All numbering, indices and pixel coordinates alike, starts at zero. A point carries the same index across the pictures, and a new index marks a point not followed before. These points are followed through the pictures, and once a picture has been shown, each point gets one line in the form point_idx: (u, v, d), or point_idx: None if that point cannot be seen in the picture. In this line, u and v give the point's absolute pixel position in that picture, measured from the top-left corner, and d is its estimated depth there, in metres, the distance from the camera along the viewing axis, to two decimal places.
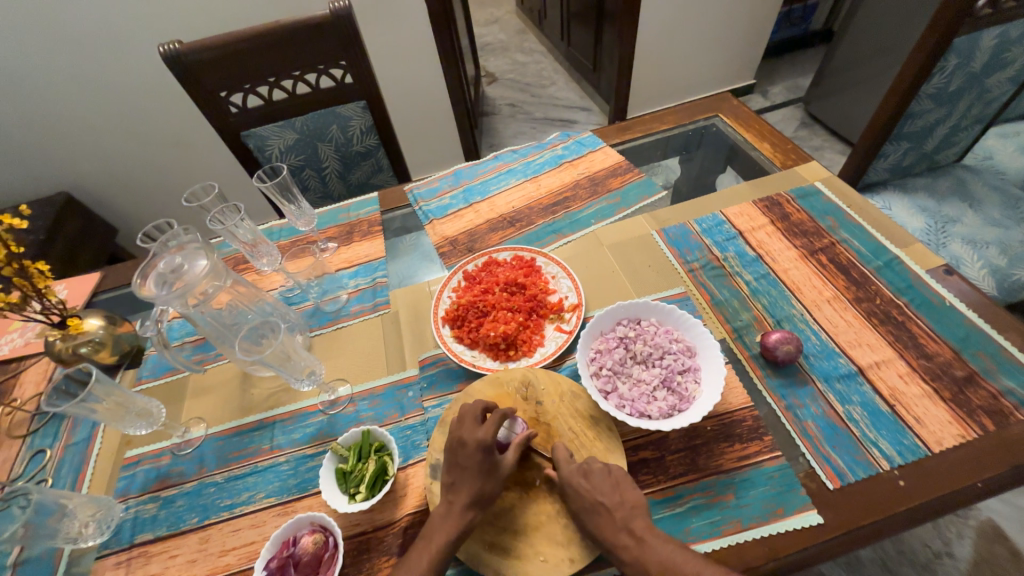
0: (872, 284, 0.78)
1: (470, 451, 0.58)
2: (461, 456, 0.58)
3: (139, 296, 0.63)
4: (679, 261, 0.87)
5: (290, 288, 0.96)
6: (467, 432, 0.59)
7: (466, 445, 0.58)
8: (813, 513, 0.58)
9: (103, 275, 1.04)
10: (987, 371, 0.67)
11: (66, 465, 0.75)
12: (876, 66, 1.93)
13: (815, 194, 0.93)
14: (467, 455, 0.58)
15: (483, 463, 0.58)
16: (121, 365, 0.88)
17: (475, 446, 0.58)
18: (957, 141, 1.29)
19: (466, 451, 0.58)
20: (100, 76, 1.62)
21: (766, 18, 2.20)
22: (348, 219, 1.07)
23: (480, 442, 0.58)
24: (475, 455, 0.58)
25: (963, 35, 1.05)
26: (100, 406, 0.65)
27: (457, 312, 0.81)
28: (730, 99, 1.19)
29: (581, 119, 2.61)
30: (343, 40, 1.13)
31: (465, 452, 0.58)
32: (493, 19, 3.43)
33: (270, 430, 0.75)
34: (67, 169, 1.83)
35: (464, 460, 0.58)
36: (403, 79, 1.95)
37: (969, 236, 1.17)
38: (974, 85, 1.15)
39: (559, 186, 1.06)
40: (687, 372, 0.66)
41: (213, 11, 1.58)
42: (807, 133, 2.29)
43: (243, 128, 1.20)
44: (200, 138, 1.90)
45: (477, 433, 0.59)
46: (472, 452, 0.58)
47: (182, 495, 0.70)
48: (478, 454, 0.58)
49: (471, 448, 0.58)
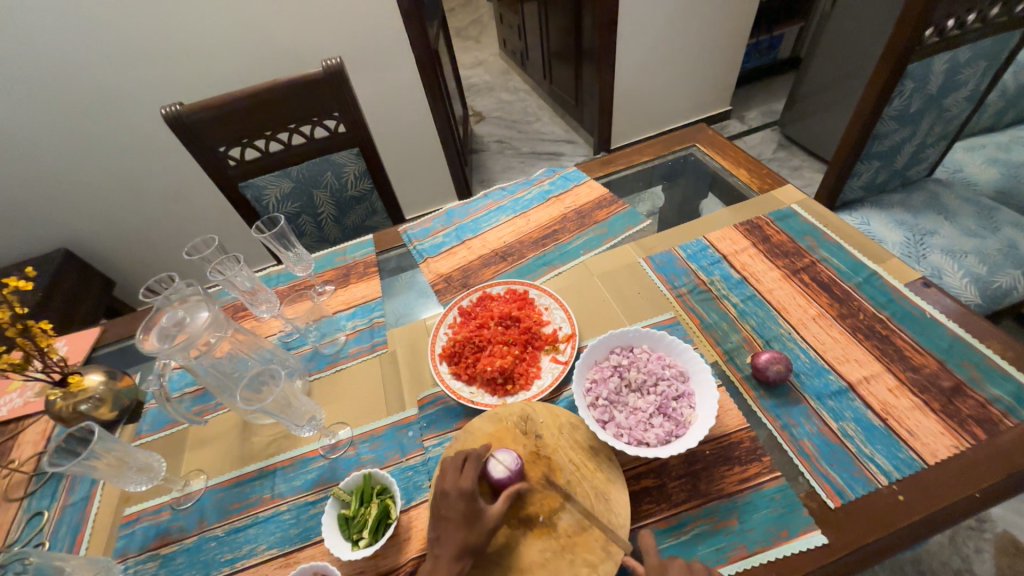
0: (854, 300, 0.81)
1: (453, 500, 0.58)
2: (444, 506, 0.58)
3: (143, 350, 0.65)
4: (667, 287, 0.90)
5: (288, 333, 0.97)
6: (449, 482, 0.60)
7: (449, 495, 0.58)
8: (817, 534, 0.58)
9: (103, 329, 1.05)
10: (973, 380, 0.68)
11: (63, 525, 0.75)
12: (842, 89, 2.04)
13: (793, 215, 0.97)
14: (450, 505, 0.58)
15: (467, 511, 0.57)
16: (120, 421, 0.88)
17: (456, 495, 0.58)
18: (925, 157, 1.35)
19: (448, 501, 0.58)
20: (102, 135, 1.69)
21: (734, 51, 2.33)
22: (345, 262, 1.10)
23: (462, 491, 0.58)
24: (457, 505, 0.58)
25: (916, 61, 1.12)
26: (99, 463, 0.65)
27: (454, 348, 0.83)
28: (705, 129, 1.25)
29: (567, 151, 2.71)
30: (336, 93, 1.19)
31: (448, 503, 0.58)
32: (478, 62, 3.60)
33: (271, 478, 0.75)
34: (67, 225, 1.87)
35: (448, 510, 0.58)
36: (394, 123, 2.03)
37: (948, 247, 1.20)
38: (933, 106, 1.22)
39: (547, 220, 1.09)
40: (682, 398, 0.67)
41: (211, 71, 1.67)
42: (785, 154, 2.38)
43: (241, 179, 1.24)
44: (198, 189, 1.95)
45: (457, 481, 0.59)
46: (455, 502, 0.58)
47: (182, 551, 0.69)
48: (461, 503, 0.57)
49: (453, 497, 0.58)
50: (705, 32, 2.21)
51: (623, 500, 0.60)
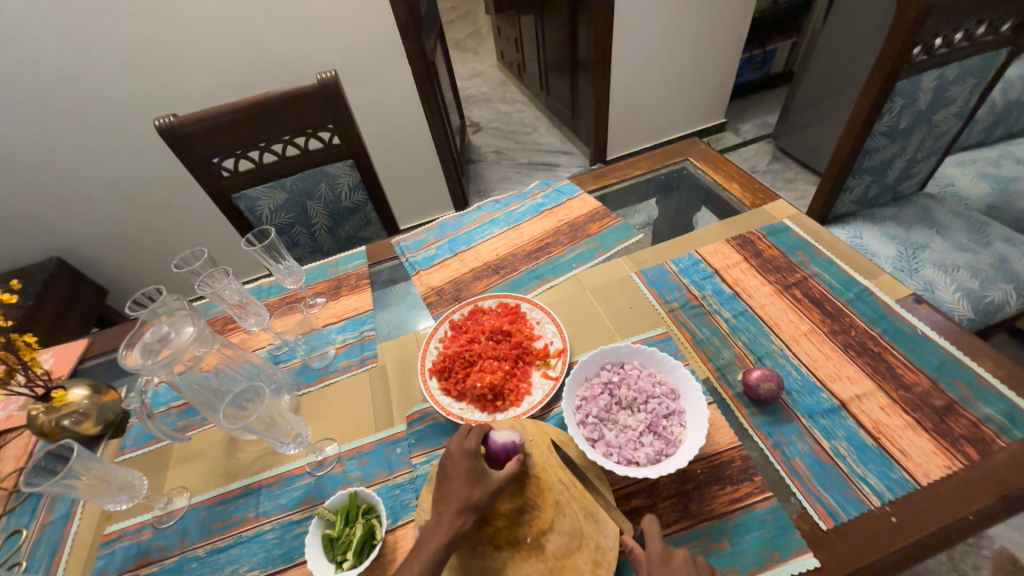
0: (845, 317, 0.80)
1: (457, 459, 0.58)
2: (449, 464, 0.58)
3: (126, 367, 0.64)
4: (659, 301, 0.89)
5: (277, 346, 0.96)
6: (455, 443, 0.60)
7: (453, 455, 0.58)
8: (809, 556, 0.57)
9: (91, 342, 1.04)
10: (965, 399, 0.68)
11: (42, 544, 0.73)
12: (834, 103, 2.06)
13: (785, 230, 0.97)
14: (455, 465, 0.58)
15: (471, 470, 0.57)
16: (103, 435, 0.87)
17: (461, 454, 0.58)
18: (916, 172, 1.36)
19: (453, 460, 0.58)
20: (98, 145, 1.69)
21: (727, 65, 2.36)
22: (336, 274, 1.09)
23: (467, 450, 0.58)
24: (462, 463, 0.57)
25: (905, 78, 1.13)
26: (80, 482, 0.64)
27: (444, 363, 0.82)
28: (698, 143, 1.26)
29: (563, 162, 2.73)
30: (330, 106, 1.20)
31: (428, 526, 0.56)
32: (476, 74, 3.64)
33: (256, 496, 0.73)
34: (60, 234, 1.86)
35: (452, 467, 0.58)
36: (390, 134, 2.04)
37: (940, 261, 1.21)
38: (922, 122, 1.23)
39: (540, 233, 1.09)
40: (672, 416, 0.67)
41: (208, 82, 1.68)
42: (779, 166, 2.40)
43: (234, 190, 1.24)
44: (192, 198, 1.95)
45: (464, 442, 0.59)
46: (460, 461, 0.58)
47: (162, 572, 0.67)
48: (465, 460, 0.57)
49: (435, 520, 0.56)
50: (699, 46, 2.24)
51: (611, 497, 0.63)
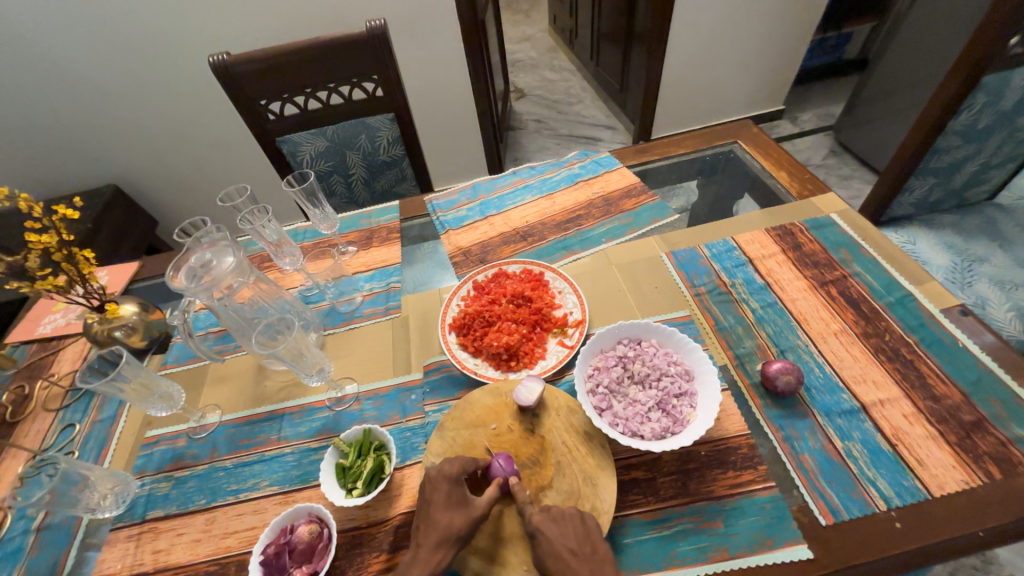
0: (881, 320, 0.77)
1: (437, 482, 0.59)
2: (428, 489, 0.59)
3: (172, 287, 0.69)
4: (686, 284, 0.88)
5: (308, 288, 1.01)
6: (434, 468, 0.61)
7: (433, 479, 0.60)
8: (803, 547, 0.57)
9: (141, 265, 1.12)
10: (997, 417, 0.65)
11: (91, 439, 0.81)
12: (907, 97, 1.90)
13: (830, 225, 0.92)
14: (435, 489, 0.59)
15: (448, 489, 0.59)
16: (149, 350, 0.94)
17: (441, 477, 0.59)
18: (988, 179, 1.26)
19: (432, 485, 0.59)
20: (157, 79, 1.75)
21: (796, 47, 2.20)
22: (369, 225, 1.12)
23: (446, 476, 0.60)
24: (441, 487, 0.59)
25: (994, 72, 1.03)
26: (127, 386, 0.70)
27: (464, 320, 0.84)
28: (750, 127, 1.20)
29: (605, 137, 2.64)
30: (377, 56, 1.19)
31: (432, 487, 0.59)
32: (526, 37, 3.52)
33: (279, 422, 0.79)
34: (117, 162, 1.96)
35: (431, 492, 0.59)
36: (433, 91, 2.02)
37: (997, 277, 1.13)
38: (1005, 123, 1.12)
39: (572, 204, 1.08)
40: (683, 396, 0.67)
41: (260, 22, 1.69)
42: (836, 161, 2.25)
43: (279, 133, 1.27)
44: (238, 140, 2.01)
45: (443, 466, 0.60)
46: (438, 484, 0.59)
47: (193, 477, 0.74)
48: (443, 484, 0.59)
49: (438, 481, 0.59)
50: (767, 22, 2.08)
51: (609, 464, 0.63)
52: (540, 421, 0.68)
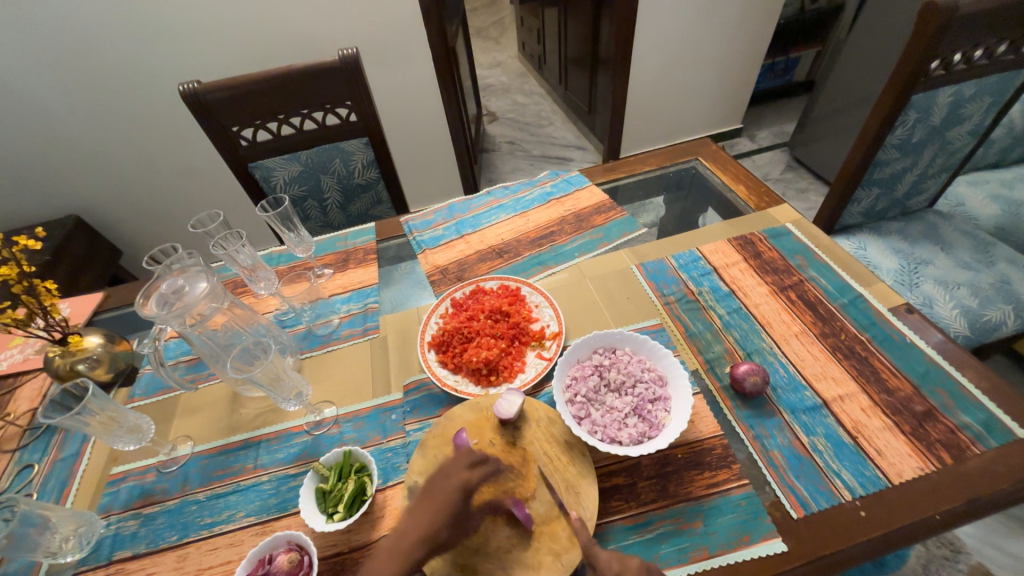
0: (837, 321, 0.82)
1: (447, 484, 0.59)
2: (440, 486, 0.60)
3: (142, 314, 0.67)
4: (656, 294, 0.91)
5: (284, 311, 1.00)
6: (455, 468, 0.61)
7: (447, 478, 0.60)
8: (778, 541, 0.59)
9: (106, 295, 1.08)
10: (945, 406, 0.69)
11: (52, 479, 0.77)
12: (850, 116, 2.05)
13: (786, 234, 0.98)
14: (444, 487, 0.59)
15: (431, 510, 0.58)
16: (115, 382, 0.90)
17: (453, 478, 0.59)
18: (926, 188, 1.36)
19: (445, 484, 0.59)
20: (124, 106, 1.73)
21: (748, 71, 2.36)
22: (345, 247, 1.12)
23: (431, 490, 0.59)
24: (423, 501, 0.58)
25: (921, 92, 1.13)
26: (92, 420, 0.68)
27: (443, 337, 0.85)
28: (710, 145, 1.27)
29: (576, 157, 2.74)
30: (350, 83, 1.21)
31: (443, 484, 0.59)
32: (496, 63, 3.64)
33: (255, 449, 0.77)
34: (80, 192, 1.91)
35: (440, 489, 0.59)
36: (407, 116, 2.06)
37: (941, 278, 1.21)
38: (936, 137, 1.23)
39: (546, 221, 1.11)
40: (658, 401, 0.69)
41: (232, 52, 1.70)
42: (792, 175, 2.39)
43: (251, 159, 1.27)
44: (208, 167, 1.98)
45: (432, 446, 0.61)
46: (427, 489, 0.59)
47: (163, 512, 0.71)
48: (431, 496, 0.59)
49: (451, 482, 0.59)
50: (721, 48, 2.22)
51: (591, 473, 0.64)
52: (522, 433, 0.69)
